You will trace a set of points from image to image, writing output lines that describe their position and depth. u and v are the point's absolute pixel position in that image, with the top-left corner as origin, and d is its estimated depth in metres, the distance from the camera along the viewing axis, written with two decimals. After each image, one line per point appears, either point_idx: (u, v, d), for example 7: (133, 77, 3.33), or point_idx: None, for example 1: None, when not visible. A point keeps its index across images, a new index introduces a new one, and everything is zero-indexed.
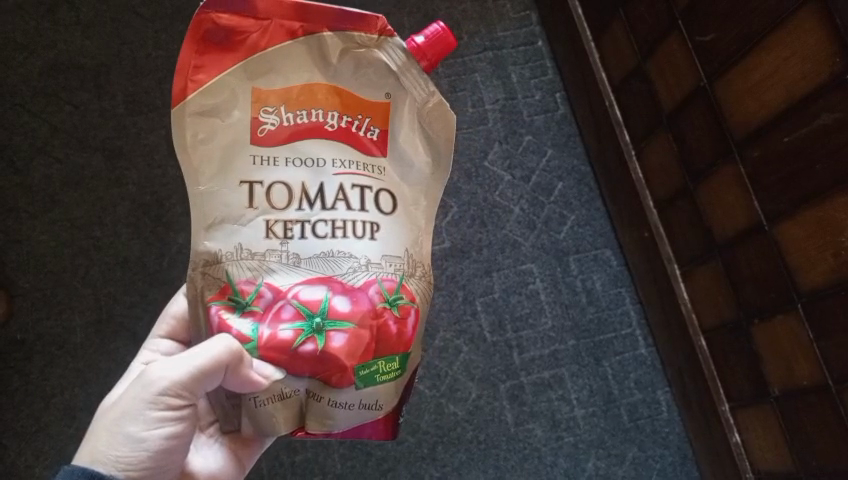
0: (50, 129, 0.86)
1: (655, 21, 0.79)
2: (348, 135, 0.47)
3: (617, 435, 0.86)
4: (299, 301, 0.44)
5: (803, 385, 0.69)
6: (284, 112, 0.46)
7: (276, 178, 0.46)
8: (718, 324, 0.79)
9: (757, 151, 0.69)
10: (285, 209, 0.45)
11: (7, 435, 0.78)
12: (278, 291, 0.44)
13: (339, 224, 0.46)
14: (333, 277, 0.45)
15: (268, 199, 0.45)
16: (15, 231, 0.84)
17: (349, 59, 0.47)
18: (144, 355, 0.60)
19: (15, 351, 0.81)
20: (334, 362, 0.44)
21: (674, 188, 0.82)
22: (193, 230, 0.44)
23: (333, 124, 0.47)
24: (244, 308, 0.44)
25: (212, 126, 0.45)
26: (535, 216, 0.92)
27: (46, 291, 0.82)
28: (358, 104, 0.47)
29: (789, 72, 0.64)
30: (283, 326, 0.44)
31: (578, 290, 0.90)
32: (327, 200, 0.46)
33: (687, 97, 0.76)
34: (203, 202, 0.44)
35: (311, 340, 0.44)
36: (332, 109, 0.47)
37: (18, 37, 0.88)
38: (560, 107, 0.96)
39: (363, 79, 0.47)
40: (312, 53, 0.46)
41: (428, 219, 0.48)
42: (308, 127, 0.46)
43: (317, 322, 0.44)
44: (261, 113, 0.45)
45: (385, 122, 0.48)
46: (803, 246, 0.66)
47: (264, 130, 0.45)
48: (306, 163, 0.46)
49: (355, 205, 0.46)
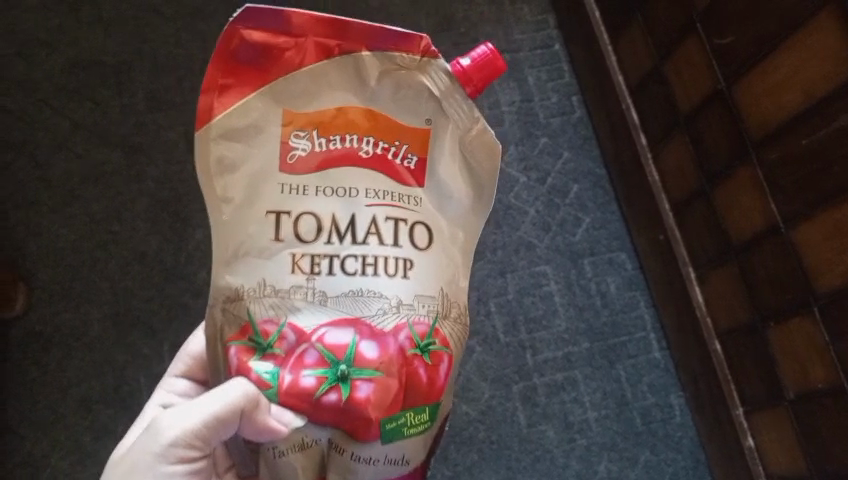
0: (71, 124, 0.88)
1: (673, 24, 0.79)
2: (384, 163, 0.44)
3: (630, 438, 0.86)
4: (323, 344, 0.42)
5: (818, 388, 0.68)
6: (316, 137, 0.44)
7: (303, 209, 0.43)
8: (732, 328, 0.78)
9: (775, 153, 0.69)
10: (313, 241, 0.43)
11: (24, 425, 0.79)
12: (302, 334, 0.42)
13: (370, 261, 0.43)
14: (361, 320, 0.43)
15: (295, 231, 0.43)
16: (35, 224, 0.85)
17: (388, 81, 0.44)
18: (160, 395, 0.61)
19: (33, 342, 0.82)
20: (360, 413, 0.42)
21: (690, 190, 0.82)
22: (213, 263, 0.42)
23: (367, 150, 0.44)
24: (264, 351, 0.43)
25: (238, 150, 0.43)
26: (550, 218, 0.92)
27: (65, 283, 0.83)
28: (395, 129, 0.45)
29: (808, 74, 0.64)
30: (305, 372, 0.42)
31: (593, 293, 0.90)
32: (357, 235, 0.44)
33: (705, 99, 0.76)
34: (226, 229, 0.43)
35: (335, 389, 0.42)
36: (368, 135, 0.44)
37: (41, 34, 0.89)
38: (576, 110, 0.96)
39: (402, 102, 0.45)
40: (347, 74, 0.44)
41: (465, 256, 0.46)
42: (339, 154, 0.44)
43: (341, 370, 0.42)
44: (290, 137, 0.44)
45: (424, 150, 0.45)
46: (819, 248, 0.66)
47: (293, 157, 0.43)
48: (338, 193, 0.44)
49: (388, 240, 0.44)
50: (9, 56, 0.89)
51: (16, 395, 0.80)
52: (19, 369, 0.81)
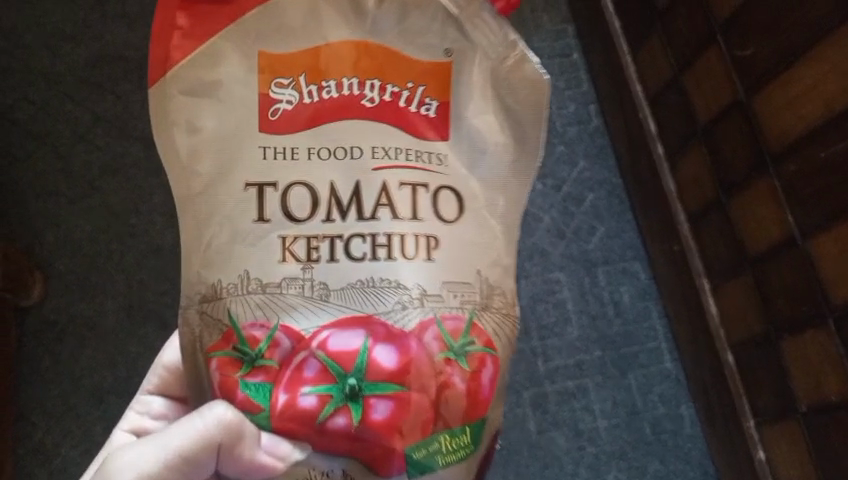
0: (93, 117, 0.88)
1: (694, 35, 0.80)
2: (395, 112, 0.46)
3: (640, 447, 0.86)
4: (326, 353, 0.42)
5: (832, 400, 0.68)
6: (305, 87, 0.45)
7: (294, 179, 0.44)
8: (745, 339, 0.78)
9: (794, 165, 0.69)
10: (307, 220, 0.44)
11: (37, 413, 0.81)
12: (298, 340, 0.43)
13: (379, 242, 0.44)
14: (375, 318, 0.43)
15: (284, 207, 0.44)
16: (54, 214, 0.86)
17: (388, 12, 0.46)
18: (133, 414, 0.61)
19: (49, 331, 0.83)
20: (371, 431, 0.42)
21: (707, 201, 0.82)
22: (185, 233, 0.44)
23: (371, 99, 0.45)
24: (253, 363, 0.43)
25: (201, 104, 0.45)
26: (564, 225, 0.92)
27: (81, 274, 0.84)
28: (402, 74, 0.46)
29: (829, 86, 0.64)
30: (306, 389, 0.42)
31: (605, 301, 0.90)
32: (365, 209, 0.44)
33: (725, 110, 0.77)
34: (201, 201, 0.44)
35: (344, 410, 0.42)
36: (371, 80, 0.46)
37: (67, 27, 0.90)
38: (593, 119, 0.96)
39: (408, 32, 0.46)
40: (339, 8, 0.46)
41: (508, 218, 0.47)
42: (341, 101, 0.45)
43: (349, 385, 0.42)
44: (273, 88, 0.45)
45: (442, 93, 0.47)
46: (836, 260, 0.66)
47: (276, 111, 0.45)
48: (341, 156, 0.45)
49: (405, 213, 0.45)
50: (35, 49, 0.90)
51: (30, 383, 0.81)
52: (33, 357, 0.82)
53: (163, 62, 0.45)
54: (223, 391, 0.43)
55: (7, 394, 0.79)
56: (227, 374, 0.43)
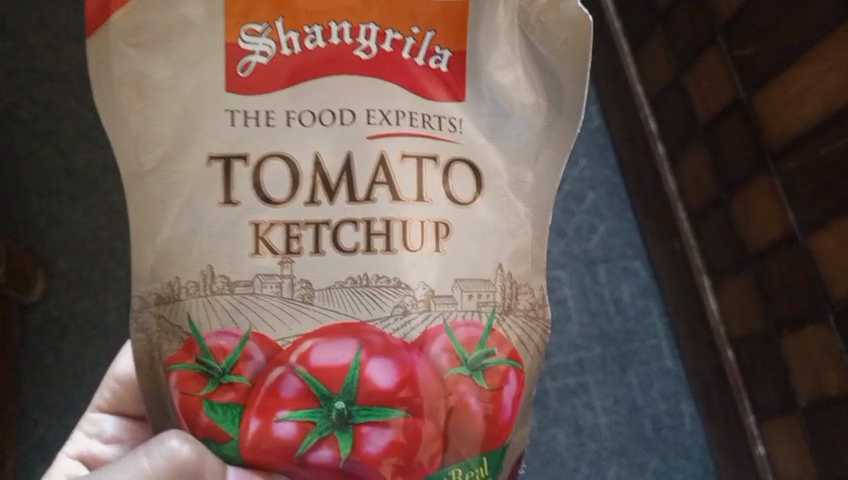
0: (96, 116, 0.88)
1: (696, 35, 0.80)
2: (396, 66, 0.42)
3: (640, 443, 0.87)
4: (307, 370, 0.40)
5: (831, 396, 0.69)
6: (283, 34, 0.41)
7: (271, 150, 0.41)
8: (746, 336, 0.79)
9: (793, 163, 0.70)
10: (289, 200, 0.40)
11: (39, 409, 0.81)
12: (276, 354, 0.40)
13: (376, 230, 0.41)
14: (367, 326, 0.40)
15: (262, 186, 0.40)
16: (57, 213, 0.86)
17: None
18: (83, 430, 0.63)
19: (51, 329, 0.83)
20: (361, 459, 0.40)
21: (707, 199, 0.83)
22: (135, 212, 0.41)
23: (364, 49, 0.42)
24: (220, 379, 0.40)
25: (156, 62, 0.41)
26: (565, 224, 0.92)
27: (83, 272, 0.85)
28: (409, 18, 0.42)
29: (829, 84, 0.64)
30: (286, 411, 0.40)
31: (606, 300, 0.90)
32: (360, 192, 0.41)
33: (725, 109, 0.77)
34: (156, 179, 0.41)
35: (329, 437, 0.40)
36: (364, 29, 0.42)
37: (69, 24, 0.90)
38: (594, 119, 0.96)
39: None
40: None
41: (534, 197, 0.44)
42: (327, 52, 0.41)
43: (336, 410, 0.40)
44: (243, 36, 0.41)
45: (453, 43, 0.43)
46: (836, 256, 0.66)
47: (248, 65, 0.41)
48: (329, 123, 0.41)
49: (408, 193, 0.41)
50: (38, 47, 0.89)
51: (32, 380, 0.82)
52: (35, 354, 0.82)
53: (105, 6, 0.41)
54: (186, 412, 0.41)
55: (10, 391, 0.79)
56: (189, 389, 0.41)
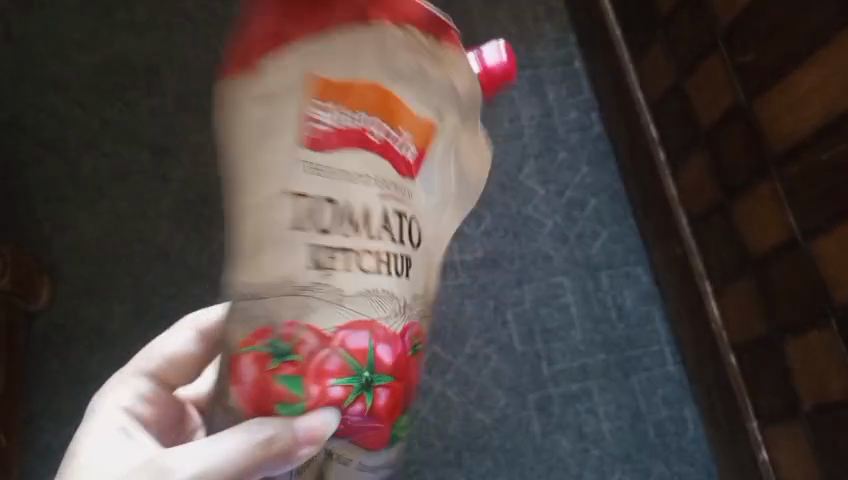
0: (102, 125, 0.90)
1: (696, 41, 0.81)
2: (388, 150, 0.48)
3: (644, 449, 0.86)
4: (347, 350, 0.45)
5: (835, 399, 0.69)
6: (342, 112, 0.46)
7: (329, 195, 0.45)
8: (749, 340, 0.79)
9: (795, 167, 0.70)
10: (328, 232, 0.45)
11: (44, 416, 0.80)
12: (324, 338, 0.44)
13: (383, 259, 0.47)
14: (375, 322, 0.46)
15: (316, 219, 0.44)
16: (62, 219, 0.86)
17: (414, 65, 0.49)
18: (125, 389, 0.59)
19: (55, 336, 0.83)
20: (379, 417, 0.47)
21: (710, 204, 0.83)
22: (242, 241, 0.43)
23: (377, 137, 0.47)
24: (282, 359, 0.44)
25: (271, 110, 0.44)
26: (568, 230, 0.92)
27: (88, 279, 0.85)
28: (405, 119, 0.49)
29: (831, 88, 0.65)
30: (332, 380, 0.45)
31: (609, 306, 0.91)
32: (372, 229, 0.46)
33: (725, 115, 0.78)
34: (258, 205, 0.43)
35: (361, 398, 0.46)
36: (380, 122, 0.47)
37: (75, 34, 0.93)
38: (595, 125, 0.97)
39: (423, 94, 0.50)
40: (382, 47, 0.47)
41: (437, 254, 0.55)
42: (359, 135, 0.46)
43: (365, 377, 0.46)
44: (316, 107, 0.45)
45: (424, 142, 0.51)
46: (839, 260, 0.67)
47: (315, 131, 0.45)
48: (358, 180, 0.46)
49: (396, 235, 0.48)
50: (46, 56, 0.92)
51: (35, 387, 0.81)
52: (40, 361, 0.82)
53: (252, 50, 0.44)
54: (257, 385, 0.44)
55: (14, 396, 0.79)
56: (262, 368, 0.44)
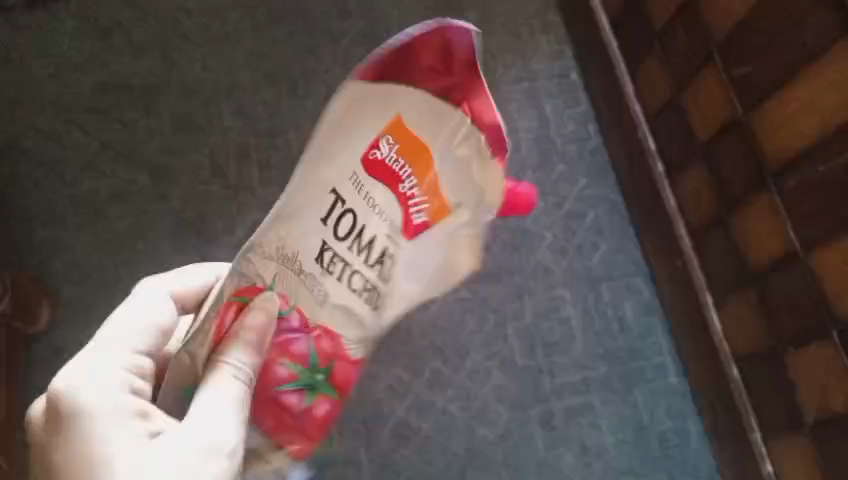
0: (100, 145, 0.90)
1: (690, 54, 0.81)
2: (405, 205, 0.54)
3: (647, 463, 0.85)
4: (315, 346, 0.57)
5: (838, 412, 0.69)
6: (388, 147, 0.52)
7: (350, 207, 0.53)
8: (750, 352, 0.79)
9: (793, 180, 0.70)
10: (332, 231, 0.53)
11: None
12: (302, 319, 0.56)
13: (358, 274, 0.55)
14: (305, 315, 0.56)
15: (335, 226, 0.53)
16: (61, 241, 0.87)
17: (466, 145, 0.55)
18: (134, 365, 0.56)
19: (56, 358, 0.83)
20: (305, 414, 0.58)
21: (709, 216, 0.83)
22: (314, 189, 0.51)
23: (394, 167, 0.53)
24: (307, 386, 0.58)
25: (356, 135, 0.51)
26: (567, 243, 0.92)
27: (88, 300, 0.84)
28: (426, 166, 0.54)
29: (825, 102, 0.65)
30: (286, 362, 0.58)
31: (610, 318, 0.90)
32: (341, 270, 0.54)
33: (722, 127, 0.78)
34: (313, 185, 0.51)
35: (302, 393, 0.58)
36: (416, 177, 0.54)
37: (72, 54, 0.94)
38: (592, 137, 0.97)
39: (447, 154, 0.55)
40: (434, 117, 0.54)
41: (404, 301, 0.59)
42: (382, 169, 0.53)
43: (314, 380, 0.58)
44: (384, 143, 0.52)
45: (436, 216, 0.55)
46: (840, 273, 0.67)
47: (373, 154, 0.52)
48: (326, 219, 0.52)
49: (368, 269, 0.55)
50: (43, 75, 0.93)
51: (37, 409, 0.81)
52: (41, 384, 0.82)
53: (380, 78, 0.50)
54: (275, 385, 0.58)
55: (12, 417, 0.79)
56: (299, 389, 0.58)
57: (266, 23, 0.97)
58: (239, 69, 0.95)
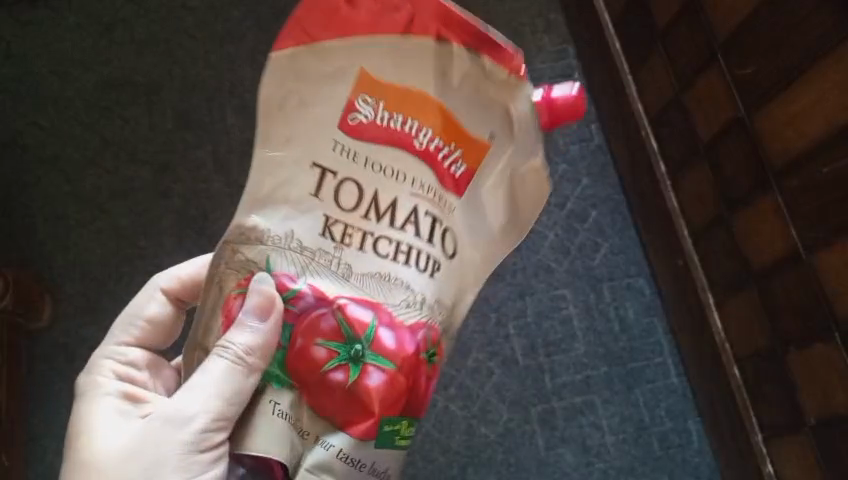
0: (102, 142, 0.90)
1: (695, 54, 0.81)
2: (434, 161, 0.42)
3: (648, 462, 0.86)
4: (344, 315, 0.40)
5: (840, 414, 0.69)
6: (381, 108, 0.42)
7: (350, 175, 0.41)
8: (752, 353, 0.79)
9: (796, 181, 0.70)
10: (353, 211, 0.41)
11: (50, 436, 0.80)
12: (322, 296, 0.40)
13: (403, 249, 0.41)
14: (383, 305, 0.41)
15: (337, 197, 0.41)
16: (63, 237, 0.87)
17: (469, 81, 0.43)
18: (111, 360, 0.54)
19: (57, 355, 0.83)
20: (361, 398, 0.40)
21: (711, 216, 0.83)
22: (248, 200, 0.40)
23: (421, 141, 0.42)
24: (358, 360, 0.40)
25: (310, 92, 0.41)
26: (569, 242, 0.92)
27: (90, 297, 0.84)
28: (458, 131, 0.43)
29: (830, 103, 0.65)
30: (320, 341, 0.40)
31: (611, 317, 0.90)
32: (396, 219, 0.41)
33: (725, 127, 0.78)
34: (296, 126, 0.41)
35: (343, 369, 0.40)
36: (429, 126, 0.42)
37: (75, 50, 0.93)
38: (595, 137, 0.97)
39: (477, 102, 0.43)
40: (429, 58, 0.42)
41: (476, 278, 0.44)
42: (398, 135, 0.42)
43: (355, 349, 0.40)
44: (358, 104, 0.41)
45: (477, 162, 0.43)
46: (842, 274, 0.67)
47: (355, 119, 0.41)
48: (388, 174, 0.42)
49: (423, 234, 0.42)
50: (45, 71, 0.92)
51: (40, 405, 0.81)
52: (43, 381, 0.82)
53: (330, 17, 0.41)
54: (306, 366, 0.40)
55: (14, 414, 0.79)
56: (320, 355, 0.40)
57: (269, 18, 0.95)
58: (241, 64, 0.94)
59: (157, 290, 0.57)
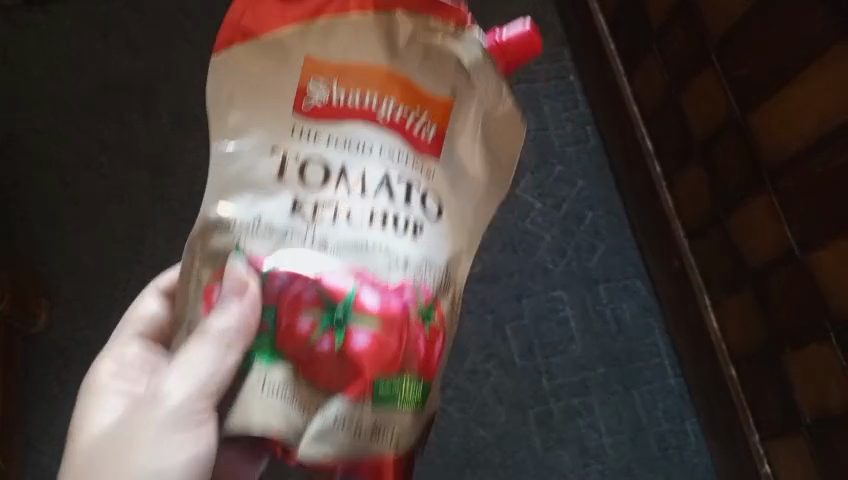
0: (99, 146, 0.91)
1: (689, 55, 0.81)
2: (403, 129, 0.40)
3: (646, 464, 0.85)
4: (321, 287, 0.36)
5: (837, 414, 0.69)
6: (333, 87, 0.39)
7: (309, 154, 0.39)
8: (748, 353, 0.79)
9: (791, 180, 0.70)
10: (319, 188, 0.38)
11: (48, 440, 0.80)
12: (294, 275, 0.37)
13: (379, 215, 0.38)
14: (365, 273, 0.37)
15: (301, 176, 0.38)
16: (61, 242, 0.87)
17: (418, 44, 0.40)
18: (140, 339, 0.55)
19: (56, 359, 0.83)
20: (353, 367, 0.36)
21: (707, 217, 0.83)
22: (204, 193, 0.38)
23: (385, 112, 0.39)
24: (335, 325, 0.36)
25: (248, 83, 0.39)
26: (565, 244, 0.92)
27: (88, 301, 0.85)
28: (423, 97, 0.40)
29: (822, 102, 0.65)
30: (303, 314, 0.37)
31: (608, 319, 0.90)
32: (367, 189, 0.38)
33: (720, 128, 0.78)
34: (246, 117, 0.39)
35: (329, 337, 0.36)
36: (389, 95, 0.40)
37: (72, 55, 0.94)
38: (590, 139, 0.98)
39: (433, 69, 0.41)
40: (375, 26, 0.40)
41: (476, 233, 0.41)
42: (355, 109, 0.39)
43: (338, 315, 0.36)
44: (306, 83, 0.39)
45: (446, 121, 0.41)
46: (837, 273, 0.67)
47: (309, 103, 0.39)
48: (350, 146, 0.39)
49: (401, 198, 0.39)
50: (42, 76, 0.93)
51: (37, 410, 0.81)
52: (43, 385, 0.82)
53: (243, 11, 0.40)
54: (291, 339, 0.37)
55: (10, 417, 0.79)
56: (300, 327, 0.36)
57: None
58: None
59: (151, 287, 0.55)
